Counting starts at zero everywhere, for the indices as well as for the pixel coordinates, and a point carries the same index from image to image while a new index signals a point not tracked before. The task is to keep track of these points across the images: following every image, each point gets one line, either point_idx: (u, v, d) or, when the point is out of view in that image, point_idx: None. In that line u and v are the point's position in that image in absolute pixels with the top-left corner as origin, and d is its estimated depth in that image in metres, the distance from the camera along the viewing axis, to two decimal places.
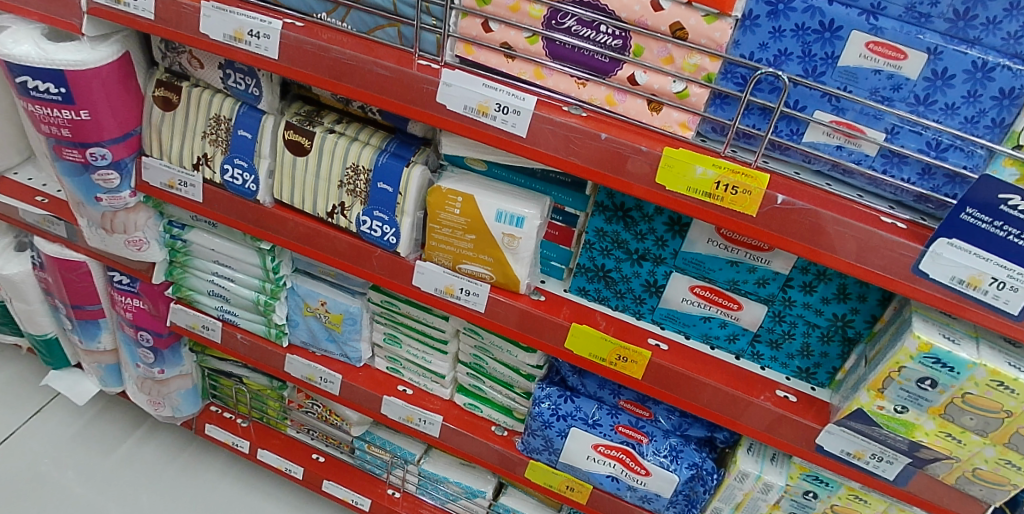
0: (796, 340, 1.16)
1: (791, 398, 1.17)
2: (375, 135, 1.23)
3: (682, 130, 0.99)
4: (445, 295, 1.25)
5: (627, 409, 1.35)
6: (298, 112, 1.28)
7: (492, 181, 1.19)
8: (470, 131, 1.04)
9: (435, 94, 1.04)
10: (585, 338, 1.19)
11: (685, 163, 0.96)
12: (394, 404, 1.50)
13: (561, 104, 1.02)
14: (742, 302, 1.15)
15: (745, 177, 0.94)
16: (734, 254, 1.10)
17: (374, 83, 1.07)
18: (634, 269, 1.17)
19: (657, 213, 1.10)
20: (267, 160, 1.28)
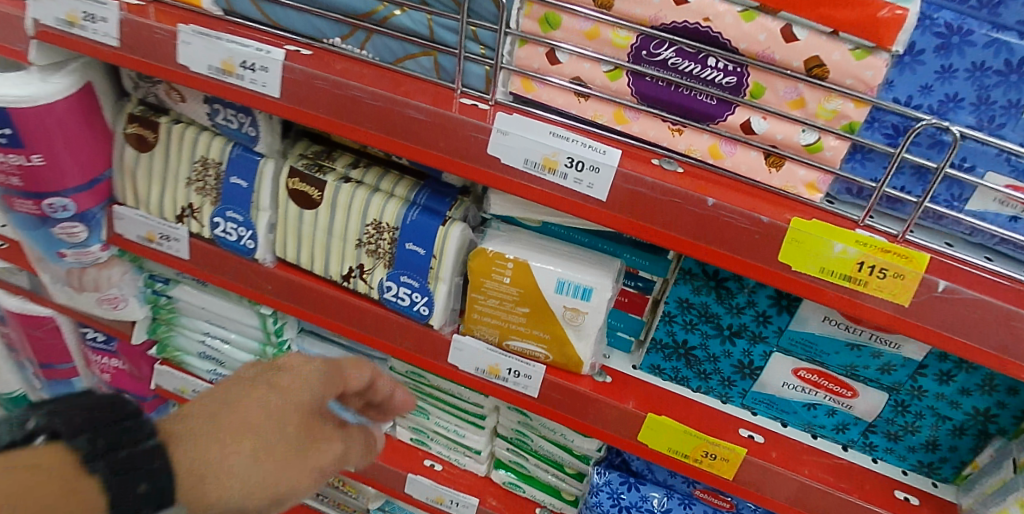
0: (920, 433, 0.93)
1: (913, 500, 0.95)
2: (400, 184, 1.03)
3: (809, 192, 0.76)
4: (488, 376, 1.03)
5: (702, 499, 1.12)
6: (304, 154, 1.08)
7: (553, 245, 0.96)
8: (530, 191, 0.81)
9: (485, 144, 0.81)
10: (661, 431, 0.97)
11: (819, 237, 0.73)
12: (419, 484, 1.28)
13: (648, 157, 0.79)
14: (858, 390, 0.92)
15: (897, 257, 0.72)
16: (856, 336, 0.88)
17: (402, 129, 0.84)
18: (724, 347, 0.95)
19: (759, 284, 0.88)
20: (267, 213, 1.08)
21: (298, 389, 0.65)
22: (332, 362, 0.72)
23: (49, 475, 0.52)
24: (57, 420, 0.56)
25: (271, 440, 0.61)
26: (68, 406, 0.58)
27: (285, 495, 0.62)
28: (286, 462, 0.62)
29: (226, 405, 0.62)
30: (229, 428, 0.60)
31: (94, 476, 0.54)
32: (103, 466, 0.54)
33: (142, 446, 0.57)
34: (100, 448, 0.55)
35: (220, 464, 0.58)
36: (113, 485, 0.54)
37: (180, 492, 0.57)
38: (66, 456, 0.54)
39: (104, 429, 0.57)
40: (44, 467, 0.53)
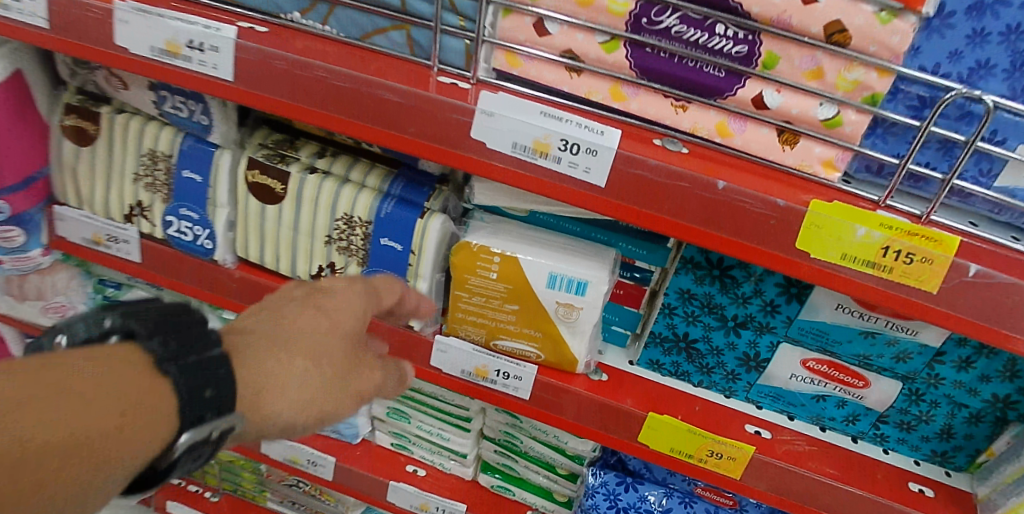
0: (935, 422, 0.88)
1: (927, 492, 0.90)
2: (371, 174, 0.95)
3: (825, 171, 0.70)
4: (475, 379, 0.95)
5: (704, 496, 1.07)
6: (264, 142, 0.99)
7: (551, 242, 0.88)
8: (520, 178, 0.73)
9: (469, 128, 0.72)
10: (663, 430, 0.91)
11: (840, 221, 0.66)
12: (403, 492, 1.20)
13: (650, 137, 0.72)
14: (870, 380, 0.87)
15: (925, 241, 0.66)
16: (871, 324, 0.82)
17: (374, 112, 0.75)
18: (729, 339, 0.89)
19: (767, 272, 0.82)
20: (226, 209, 0.99)
21: (344, 312, 0.62)
22: (373, 285, 0.68)
23: (122, 369, 0.49)
24: (131, 321, 0.54)
25: (319, 356, 0.58)
26: (144, 309, 0.57)
27: (329, 416, 0.59)
28: (333, 381, 0.59)
29: (279, 319, 0.59)
30: (284, 340, 0.58)
31: (165, 378, 0.51)
32: (174, 368, 0.51)
33: (207, 354, 0.53)
34: (171, 351, 0.52)
35: (278, 374, 0.56)
36: (183, 387, 0.51)
37: (243, 398, 0.54)
38: (139, 356, 0.52)
39: (175, 333, 0.54)
40: (117, 361, 0.50)
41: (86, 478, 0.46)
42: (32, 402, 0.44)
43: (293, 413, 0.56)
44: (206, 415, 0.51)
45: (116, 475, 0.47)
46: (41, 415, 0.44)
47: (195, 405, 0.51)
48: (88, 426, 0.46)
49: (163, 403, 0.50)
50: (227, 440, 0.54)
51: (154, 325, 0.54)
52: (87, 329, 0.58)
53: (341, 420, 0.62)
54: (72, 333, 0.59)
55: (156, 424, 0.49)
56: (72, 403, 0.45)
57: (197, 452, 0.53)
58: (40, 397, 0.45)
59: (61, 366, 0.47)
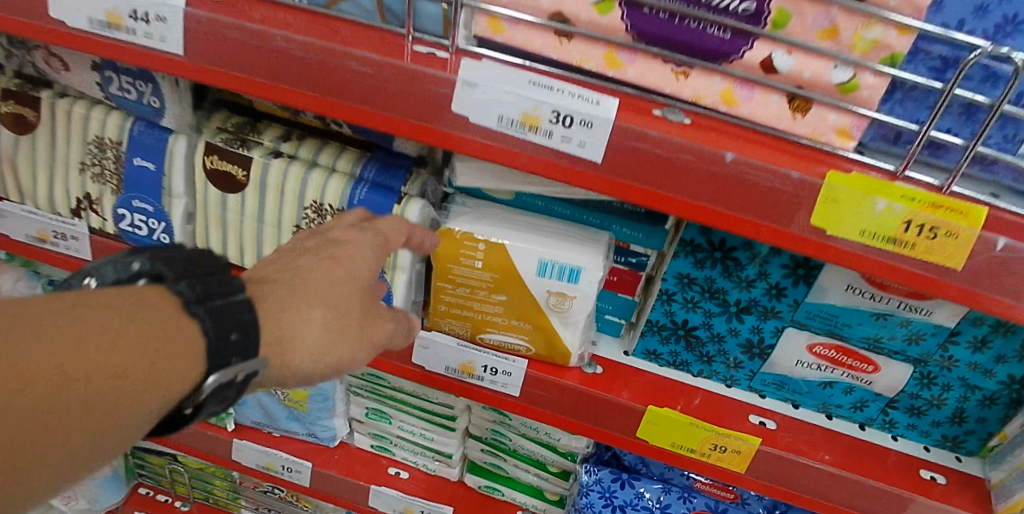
0: (946, 406, 0.84)
1: (939, 480, 0.85)
2: (342, 157, 0.88)
3: (839, 140, 0.64)
4: (461, 376, 0.89)
5: (703, 490, 1.02)
6: (224, 126, 0.91)
7: (544, 225, 0.83)
8: (507, 156, 0.66)
9: (449, 101, 0.65)
10: (663, 425, 0.85)
11: (860, 194, 0.61)
12: (385, 496, 1.13)
13: (649, 108, 0.66)
14: (880, 364, 0.82)
15: (951, 213, 0.60)
16: (882, 305, 0.77)
17: (343, 86, 0.68)
18: (731, 326, 0.84)
19: (772, 252, 0.77)
20: (183, 201, 0.91)
21: (359, 262, 0.61)
22: (385, 235, 0.66)
23: (152, 310, 0.47)
24: (160, 266, 0.58)
25: (337, 306, 0.57)
26: (172, 255, 0.60)
27: (344, 364, 0.58)
28: (348, 332, 0.57)
29: (296, 271, 0.57)
30: (302, 290, 0.55)
31: (194, 319, 0.49)
32: (203, 311, 0.49)
33: (234, 298, 0.51)
34: (199, 294, 0.50)
35: (297, 324, 0.54)
36: (211, 330, 0.49)
37: (266, 344, 0.53)
38: (164, 299, 0.49)
39: (201, 276, 0.52)
40: (146, 301, 0.48)
41: (120, 416, 0.45)
42: (72, 339, 0.43)
43: (312, 361, 0.55)
44: (232, 359, 0.50)
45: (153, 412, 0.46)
46: (75, 352, 0.42)
47: (223, 349, 0.49)
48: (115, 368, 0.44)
49: (193, 347, 0.48)
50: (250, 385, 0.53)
51: (180, 268, 0.53)
52: (116, 270, 0.60)
53: (354, 368, 0.61)
54: (102, 274, 0.60)
55: (186, 365, 0.48)
56: (105, 341, 0.44)
57: (223, 395, 0.51)
58: (76, 332, 0.43)
59: (94, 307, 0.45)
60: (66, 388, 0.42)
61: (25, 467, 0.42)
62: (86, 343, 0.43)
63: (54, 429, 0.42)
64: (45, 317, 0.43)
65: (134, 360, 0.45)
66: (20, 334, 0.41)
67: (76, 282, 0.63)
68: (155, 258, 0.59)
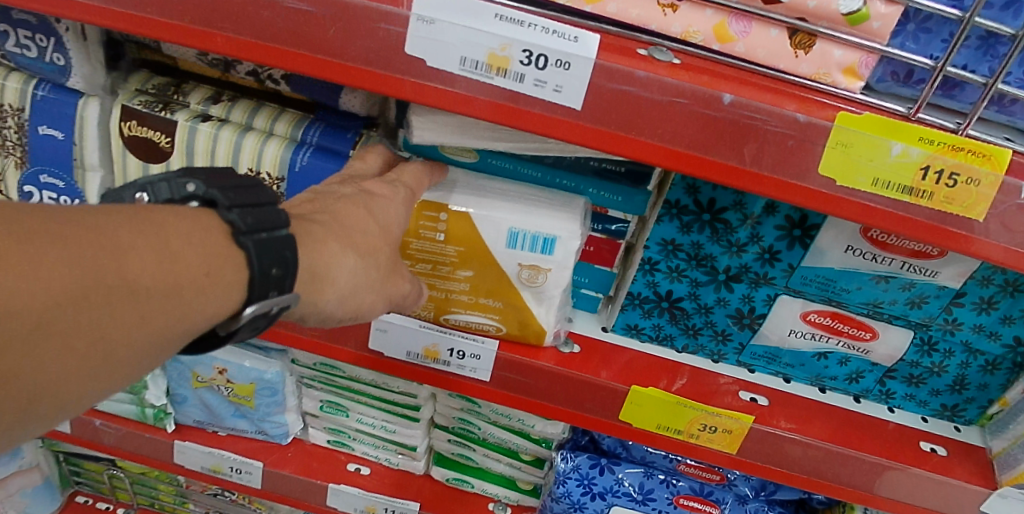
0: (947, 373, 0.79)
1: (940, 451, 0.80)
2: (281, 119, 0.78)
3: (844, 80, 0.57)
4: (425, 361, 0.80)
5: (688, 473, 0.94)
6: (144, 87, 0.80)
7: (570, 200, 0.73)
8: (474, 105, 0.57)
9: (402, 41, 0.56)
10: (647, 406, 0.78)
11: (871, 137, 0.54)
12: (345, 494, 1.04)
13: (632, 47, 0.57)
14: (878, 331, 0.76)
15: (971, 157, 0.54)
16: (884, 267, 0.71)
17: (274, 27, 0.57)
18: (719, 295, 0.77)
19: (766, 212, 0.70)
20: (99, 174, 0.80)
21: (389, 216, 0.63)
22: (412, 189, 0.68)
23: (204, 232, 0.48)
24: (213, 189, 0.52)
25: (368, 256, 0.59)
26: (226, 176, 0.54)
27: (362, 312, 0.61)
28: (377, 281, 0.60)
29: (334, 215, 0.59)
30: (339, 234, 0.57)
31: (241, 250, 0.50)
32: (251, 242, 0.49)
33: (279, 234, 0.51)
34: (249, 225, 0.50)
35: (333, 267, 0.56)
36: (255, 264, 0.49)
37: (302, 283, 0.54)
38: (215, 227, 0.49)
39: (253, 207, 0.51)
40: (199, 225, 0.48)
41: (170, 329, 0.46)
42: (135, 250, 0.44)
43: (337, 303, 0.57)
44: (269, 292, 0.51)
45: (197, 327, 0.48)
46: (135, 267, 0.43)
47: (264, 282, 0.50)
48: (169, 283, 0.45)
49: (236, 274, 0.49)
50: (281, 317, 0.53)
51: (236, 196, 0.51)
52: (169, 190, 0.54)
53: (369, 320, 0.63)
54: (153, 189, 0.54)
55: (227, 291, 0.49)
56: (161, 256, 0.45)
57: (255, 325, 0.52)
58: (135, 249, 0.44)
59: (154, 221, 0.46)
60: (117, 298, 0.43)
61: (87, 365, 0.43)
62: (140, 255, 0.44)
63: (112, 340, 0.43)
64: (104, 223, 0.43)
65: (184, 280, 0.46)
66: (90, 241, 0.42)
67: (121, 194, 0.55)
68: (211, 182, 0.53)
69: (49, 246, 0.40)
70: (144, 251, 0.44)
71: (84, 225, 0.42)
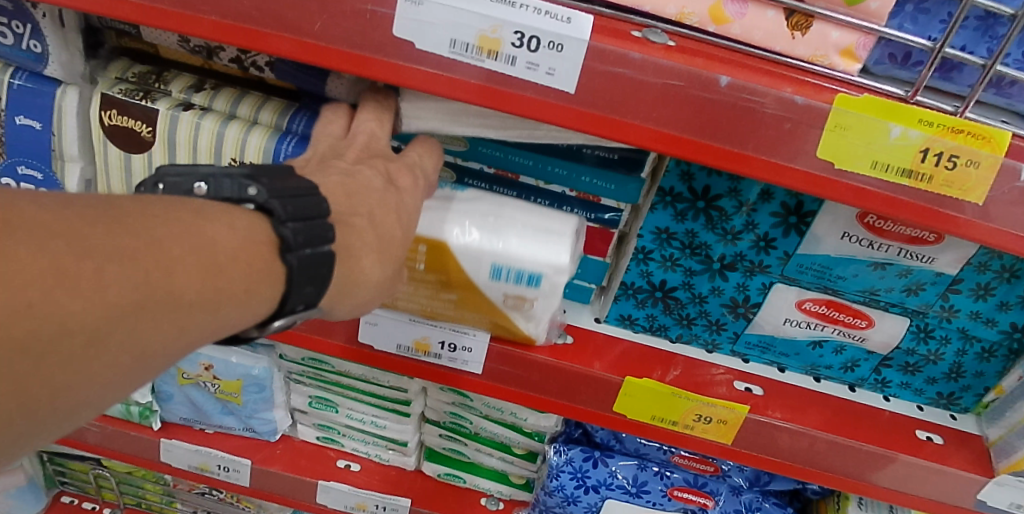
0: (943, 361, 0.78)
1: (935, 439, 0.80)
2: (266, 107, 0.76)
3: (841, 62, 0.56)
4: (415, 355, 0.78)
5: (682, 464, 0.93)
6: (124, 76, 0.77)
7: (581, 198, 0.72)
8: (464, 88, 0.56)
9: (389, 23, 0.54)
10: (641, 397, 0.77)
11: (870, 120, 0.53)
12: (334, 491, 1.02)
13: (626, 30, 0.56)
14: (874, 318, 0.75)
15: (972, 139, 0.53)
16: (880, 254, 0.70)
17: (257, 9, 0.55)
18: (714, 284, 0.76)
19: (761, 199, 0.69)
20: (79, 164, 0.78)
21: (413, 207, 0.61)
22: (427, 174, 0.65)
23: (247, 243, 0.47)
24: (274, 201, 0.49)
25: (392, 265, 0.57)
26: (289, 184, 0.51)
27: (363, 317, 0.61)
28: (390, 290, 0.60)
29: (371, 220, 0.56)
30: (372, 241, 0.55)
31: (280, 264, 0.49)
32: (295, 261, 0.48)
33: (325, 251, 0.50)
34: (299, 242, 0.49)
35: (366, 274, 0.55)
36: (294, 282, 0.49)
37: (333, 292, 0.53)
38: (260, 239, 0.48)
39: (306, 221, 0.50)
40: (245, 237, 0.47)
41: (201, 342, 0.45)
42: (183, 264, 0.42)
43: (357, 311, 0.57)
44: (297, 308, 0.51)
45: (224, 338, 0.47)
46: (183, 283, 0.42)
47: (296, 298, 0.50)
48: (212, 299, 0.44)
49: (272, 288, 0.48)
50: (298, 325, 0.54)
51: (293, 209, 0.49)
52: (231, 188, 0.50)
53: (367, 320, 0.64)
54: (214, 183, 0.50)
55: (262, 304, 0.48)
56: (208, 271, 0.43)
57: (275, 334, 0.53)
58: (183, 262, 0.42)
59: (203, 232, 0.44)
60: (167, 314, 0.41)
61: (124, 375, 0.41)
62: (189, 270, 0.42)
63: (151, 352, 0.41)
64: (158, 233, 0.41)
65: (228, 297, 0.44)
66: (142, 251, 0.40)
67: (181, 181, 0.51)
68: (272, 190, 0.50)
69: (107, 263, 0.38)
70: (192, 266, 0.42)
71: (137, 237, 0.40)
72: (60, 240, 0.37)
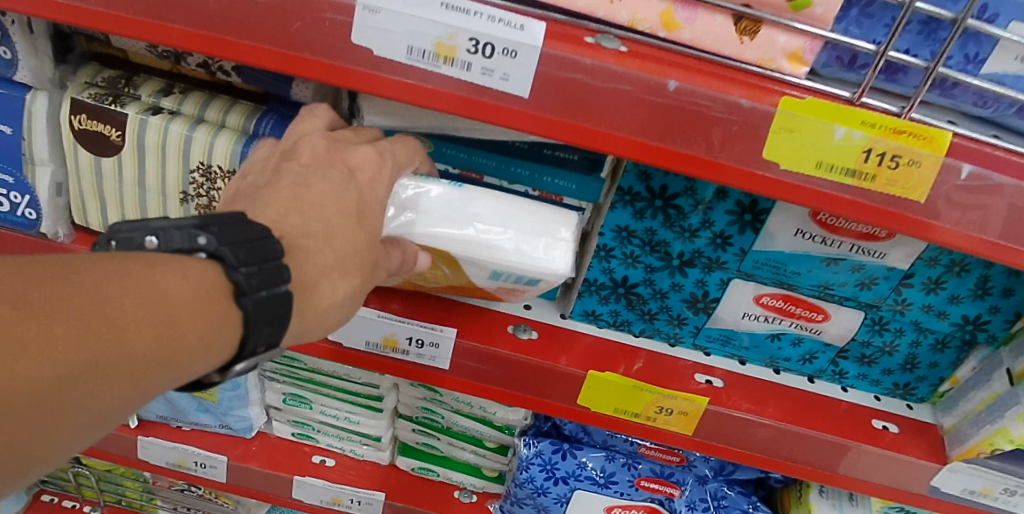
0: (898, 352, 0.81)
1: (892, 429, 0.82)
2: (233, 111, 0.76)
3: (789, 65, 0.58)
4: (383, 351, 0.80)
5: (648, 455, 0.96)
6: (93, 80, 0.78)
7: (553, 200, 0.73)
8: (424, 96, 0.57)
9: (348, 31, 0.55)
10: (606, 390, 0.79)
11: (813, 122, 0.55)
12: (311, 486, 1.04)
13: (580, 36, 0.57)
14: (830, 312, 0.78)
15: (912, 139, 0.56)
16: (832, 250, 0.73)
17: (220, 17, 0.56)
18: (674, 281, 0.78)
19: (717, 197, 0.70)
20: (51, 168, 0.78)
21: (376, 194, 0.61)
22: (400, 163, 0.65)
23: (204, 291, 0.48)
24: (225, 248, 0.49)
25: (357, 280, 0.58)
26: (240, 226, 0.51)
27: None
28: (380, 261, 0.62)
29: (329, 243, 0.56)
30: (329, 262, 0.55)
31: (237, 310, 0.49)
32: (250, 305, 0.49)
33: (282, 294, 0.51)
34: (253, 285, 0.49)
35: (325, 298, 0.55)
36: (252, 324, 0.50)
37: (294, 326, 0.54)
38: (214, 283, 0.49)
39: (260, 263, 0.50)
40: (200, 283, 0.47)
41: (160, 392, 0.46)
42: (136, 320, 0.43)
43: (331, 328, 0.58)
44: (258, 349, 0.51)
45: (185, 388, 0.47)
46: (135, 338, 0.42)
47: (256, 339, 0.50)
48: (167, 352, 0.44)
49: (228, 330, 0.48)
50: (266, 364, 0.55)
51: (244, 254, 0.50)
52: (182, 240, 0.50)
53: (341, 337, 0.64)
54: (165, 236, 0.50)
55: (224, 346, 0.49)
56: (160, 324, 0.44)
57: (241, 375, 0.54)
58: (134, 317, 0.43)
59: (156, 286, 0.45)
60: (126, 368, 0.42)
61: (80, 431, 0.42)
62: (141, 326, 0.43)
63: (107, 408, 0.42)
64: (109, 289, 0.42)
65: (183, 345, 0.45)
66: (90, 310, 0.41)
67: (132, 235, 0.51)
68: (224, 237, 0.50)
69: (57, 324, 0.39)
70: (144, 321, 0.43)
71: (88, 293, 0.41)
72: (10, 304, 0.38)
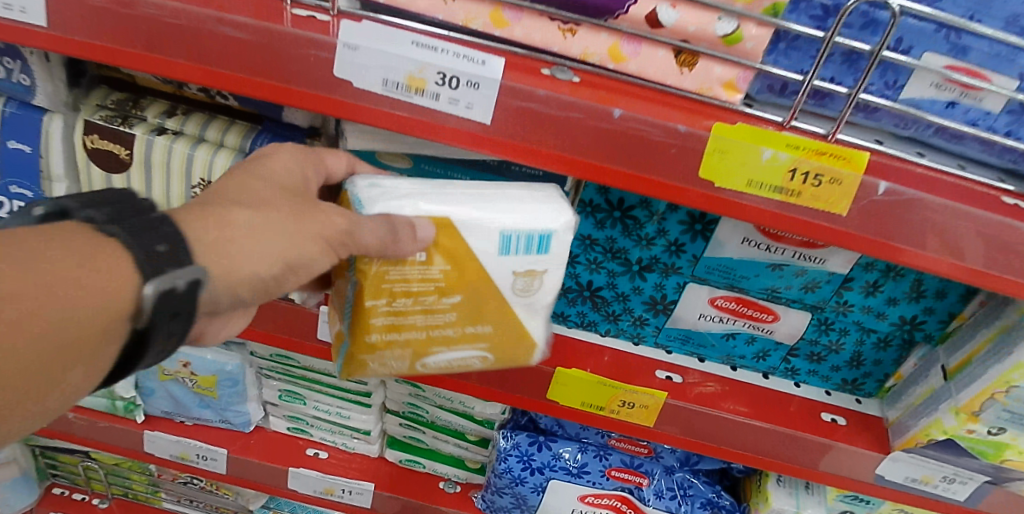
0: (844, 350, 0.88)
1: (839, 421, 0.89)
2: (231, 131, 0.83)
3: (725, 93, 0.65)
4: None
5: (619, 447, 1.04)
6: (104, 104, 0.85)
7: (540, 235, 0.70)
8: (399, 121, 0.64)
9: (331, 65, 0.62)
10: (572, 386, 0.86)
11: (743, 145, 0.62)
12: (305, 477, 1.11)
13: (537, 68, 0.64)
14: (779, 313, 0.85)
15: (834, 159, 0.62)
16: (776, 257, 0.80)
17: (218, 53, 0.63)
18: (634, 284, 0.85)
19: (670, 209, 0.77)
20: (64, 184, 0.86)
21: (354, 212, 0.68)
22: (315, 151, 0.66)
23: (70, 232, 0.47)
24: (67, 202, 0.51)
25: (264, 210, 0.55)
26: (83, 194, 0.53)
27: (299, 263, 0.56)
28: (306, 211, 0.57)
29: (217, 193, 0.56)
30: (221, 200, 0.55)
31: (112, 239, 0.48)
32: (118, 229, 0.48)
33: (150, 216, 0.50)
34: (107, 217, 0.49)
35: (231, 222, 0.53)
36: (136, 247, 0.48)
37: (201, 246, 0.51)
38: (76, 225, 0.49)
39: (112, 203, 0.51)
40: (59, 228, 0.48)
41: (52, 325, 0.45)
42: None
43: (264, 254, 0.54)
44: (165, 268, 0.49)
45: (86, 323, 0.46)
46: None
47: (153, 261, 0.48)
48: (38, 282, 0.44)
49: (116, 261, 0.47)
50: (201, 293, 0.51)
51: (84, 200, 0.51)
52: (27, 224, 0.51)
53: (293, 285, 0.58)
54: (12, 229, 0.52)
55: (117, 276, 0.47)
56: (20, 260, 0.44)
57: (174, 311, 0.50)
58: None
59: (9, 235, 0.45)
60: (9, 316, 0.43)
61: None
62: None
63: None
64: None
65: (51, 273, 0.45)
66: None
67: None
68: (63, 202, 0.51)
69: None
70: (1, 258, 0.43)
71: None
72: None
